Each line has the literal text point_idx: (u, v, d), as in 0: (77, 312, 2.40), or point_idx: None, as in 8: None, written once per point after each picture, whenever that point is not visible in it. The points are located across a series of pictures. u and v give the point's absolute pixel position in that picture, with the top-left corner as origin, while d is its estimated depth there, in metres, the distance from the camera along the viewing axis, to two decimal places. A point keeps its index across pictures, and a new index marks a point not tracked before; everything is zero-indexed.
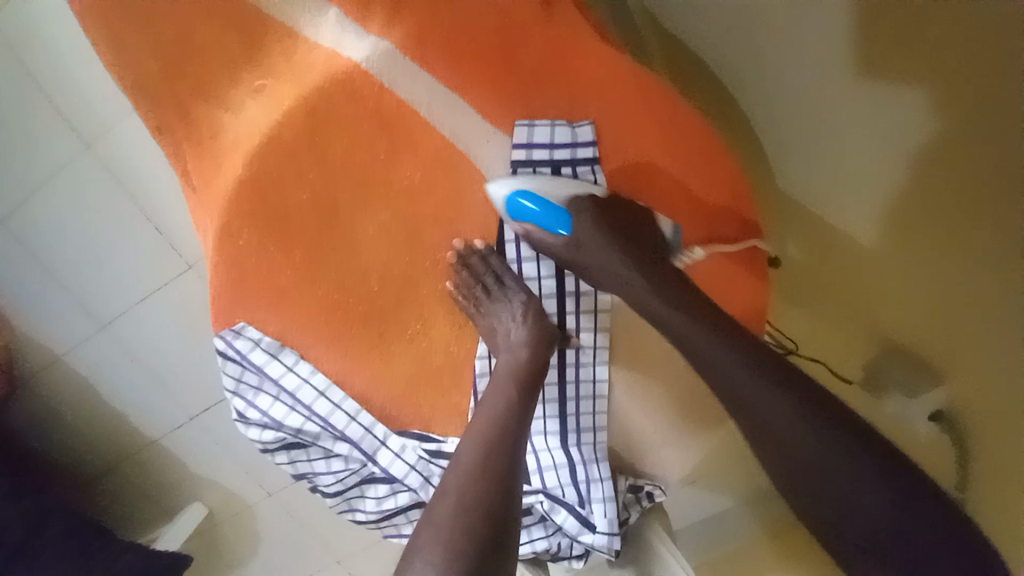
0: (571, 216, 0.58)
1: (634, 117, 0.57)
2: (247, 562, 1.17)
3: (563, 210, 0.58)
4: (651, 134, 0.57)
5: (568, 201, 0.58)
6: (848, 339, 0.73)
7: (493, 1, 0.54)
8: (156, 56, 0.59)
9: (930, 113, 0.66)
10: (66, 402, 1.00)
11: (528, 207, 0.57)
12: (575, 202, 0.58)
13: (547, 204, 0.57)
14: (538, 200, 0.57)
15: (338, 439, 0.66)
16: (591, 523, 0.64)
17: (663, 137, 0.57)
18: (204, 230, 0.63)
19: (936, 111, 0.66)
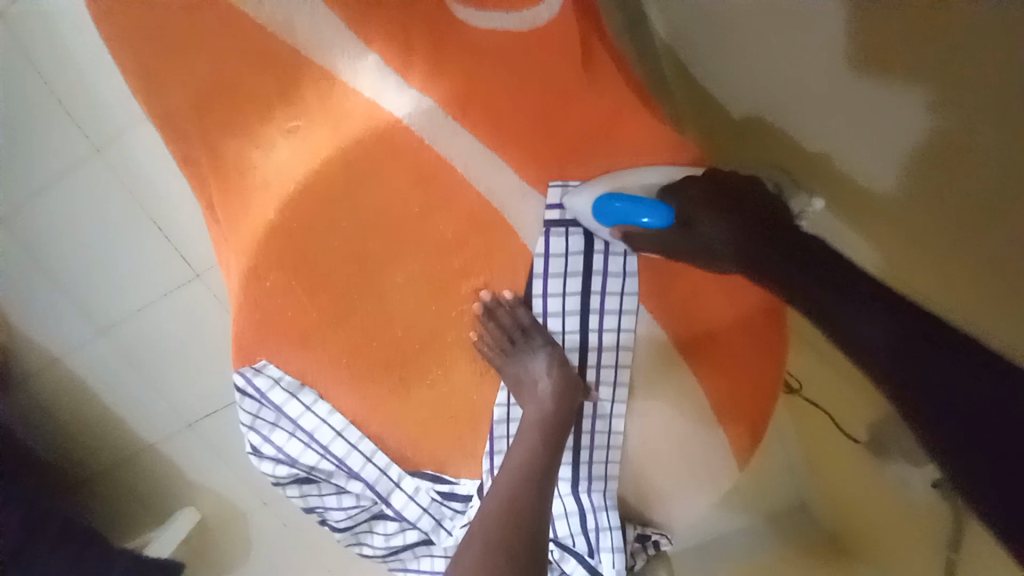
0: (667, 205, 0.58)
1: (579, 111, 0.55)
2: (233, 573, 1.12)
3: (655, 203, 0.57)
4: (591, 121, 0.56)
5: (660, 192, 0.58)
6: None
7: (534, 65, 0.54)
8: (184, 87, 0.58)
9: (929, 109, 0.46)
10: (62, 409, 0.98)
11: (622, 207, 0.57)
12: (670, 189, 0.58)
13: (648, 202, 0.57)
14: (627, 199, 0.57)
15: (351, 477, 0.67)
16: (599, 572, 0.66)
17: (602, 120, 0.56)
18: (228, 264, 0.63)
19: (938, 107, 0.46)
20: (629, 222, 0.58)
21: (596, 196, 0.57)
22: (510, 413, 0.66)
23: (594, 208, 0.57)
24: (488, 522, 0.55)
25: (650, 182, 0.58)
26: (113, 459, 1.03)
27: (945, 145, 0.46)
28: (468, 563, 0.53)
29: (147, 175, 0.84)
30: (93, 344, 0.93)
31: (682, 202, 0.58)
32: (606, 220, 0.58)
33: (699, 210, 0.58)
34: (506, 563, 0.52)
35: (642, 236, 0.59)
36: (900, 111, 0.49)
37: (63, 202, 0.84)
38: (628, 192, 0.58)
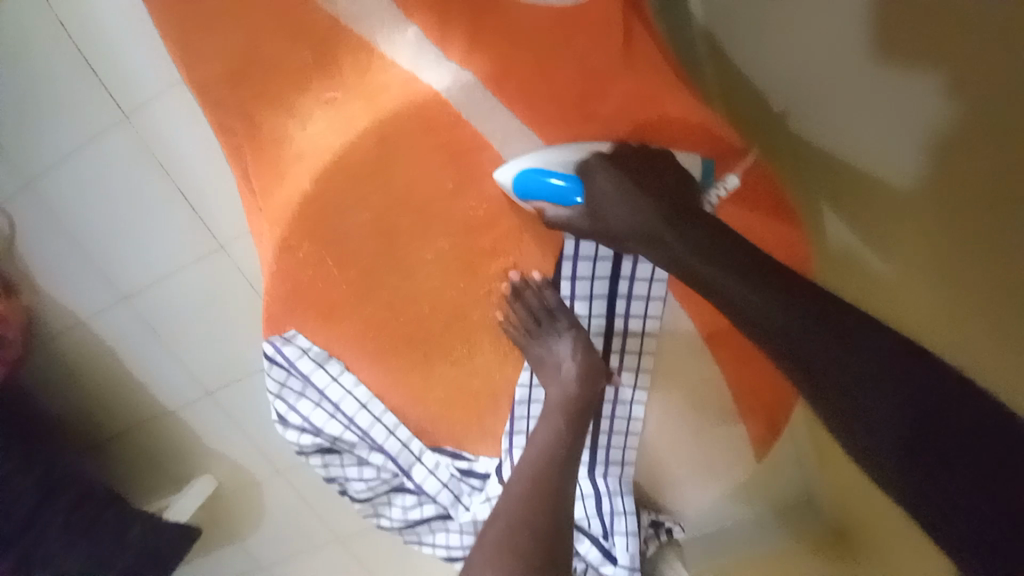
0: (582, 183, 0.55)
1: (617, 91, 0.54)
2: (247, 537, 1.16)
3: (573, 180, 0.55)
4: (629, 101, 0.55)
5: (577, 167, 0.55)
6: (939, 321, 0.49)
7: (571, 45, 0.53)
8: (225, 59, 0.59)
9: (945, 97, 0.45)
10: (87, 371, 1.01)
11: (550, 185, 0.55)
12: (589, 167, 0.55)
13: (565, 177, 0.55)
14: (551, 175, 0.54)
15: (374, 450, 0.69)
16: (613, 556, 0.66)
17: (640, 100, 0.55)
18: (260, 234, 0.64)
19: (953, 95, 0.44)
20: (552, 201, 0.56)
21: (518, 169, 0.55)
22: (531, 394, 0.67)
23: (515, 181, 0.55)
24: (511, 511, 0.57)
25: (570, 159, 0.55)
26: (137, 423, 1.06)
27: (982, 129, 0.42)
28: (490, 539, 0.56)
29: (176, 145, 0.84)
30: (121, 310, 0.95)
31: (592, 179, 0.55)
32: (528, 195, 0.56)
33: (608, 192, 0.55)
34: (530, 538, 0.54)
35: (567, 219, 0.57)
36: (915, 92, 0.47)
37: (95, 171, 0.85)
38: (557, 168, 0.55)
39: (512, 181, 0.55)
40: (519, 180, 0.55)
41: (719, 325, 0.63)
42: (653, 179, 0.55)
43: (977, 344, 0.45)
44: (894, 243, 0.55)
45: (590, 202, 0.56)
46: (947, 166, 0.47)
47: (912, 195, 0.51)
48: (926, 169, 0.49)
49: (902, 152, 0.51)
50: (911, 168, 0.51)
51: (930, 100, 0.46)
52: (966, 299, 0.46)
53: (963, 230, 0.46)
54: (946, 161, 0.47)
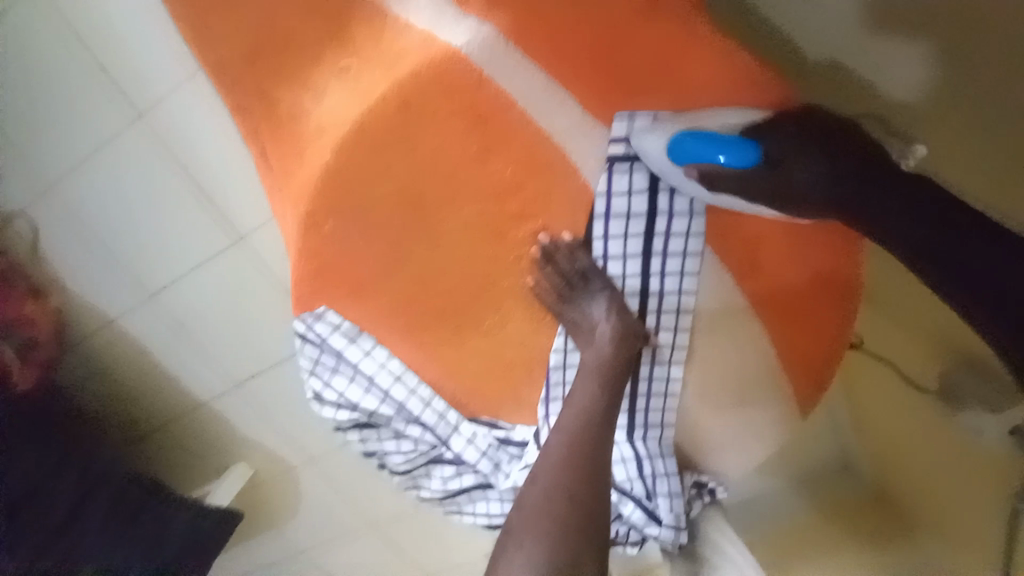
0: (757, 145, 0.54)
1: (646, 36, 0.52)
2: (289, 521, 1.19)
3: (740, 143, 0.54)
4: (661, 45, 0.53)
5: (746, 130, 0.55)
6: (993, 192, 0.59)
7: None
8: (239, 35, 0.58)
9: (937, 54, 0.57)
10: (123, 368, 1.03)
11: (701, 147, 0.53)
12: (759, 129, 0.55)
13: (729, 139, 0.53)
14: (705, 136, 0.53)
15: (410, 421, 0.70)
16: (657, 517, 0.65)
17: (674, 44, 0.53)
18: (284, 216, 0.64)
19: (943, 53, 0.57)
20: (712, 163, 0.54)
21: (670, 135, 0.54)
22: (566, 360, 0.65)
23: (667, 147, 0.54)
24: (548, 476, 0.55)
25: (732, 121, 0.55)
26: (175, 416, 1.09)
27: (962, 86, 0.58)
28: (528, 506, 0.55)
29: (191, 136, 0.83)
30: (150, 307, 0.96)
31: (767, 139, 0.55)
32: (680, 160, 0.54)
33: (788, 148, 0.55)
34: (568, 503, 0.53)
35: (727, 179, 0.55)
36: (913, 50, 0.59)
37: (113, 169, 0.85)
38: (711, 132, 0.54)
39: (666, 145, 0.54)
40: (674, 144, 0.54)
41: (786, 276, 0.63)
42: (825, 136, 0.56)
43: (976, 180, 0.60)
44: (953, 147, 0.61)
45: (766, 158, 0.55)
46: (955, 75, 0.57)
47: (938, 112, 0.61)
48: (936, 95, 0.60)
49: (922, 82, 0.60)
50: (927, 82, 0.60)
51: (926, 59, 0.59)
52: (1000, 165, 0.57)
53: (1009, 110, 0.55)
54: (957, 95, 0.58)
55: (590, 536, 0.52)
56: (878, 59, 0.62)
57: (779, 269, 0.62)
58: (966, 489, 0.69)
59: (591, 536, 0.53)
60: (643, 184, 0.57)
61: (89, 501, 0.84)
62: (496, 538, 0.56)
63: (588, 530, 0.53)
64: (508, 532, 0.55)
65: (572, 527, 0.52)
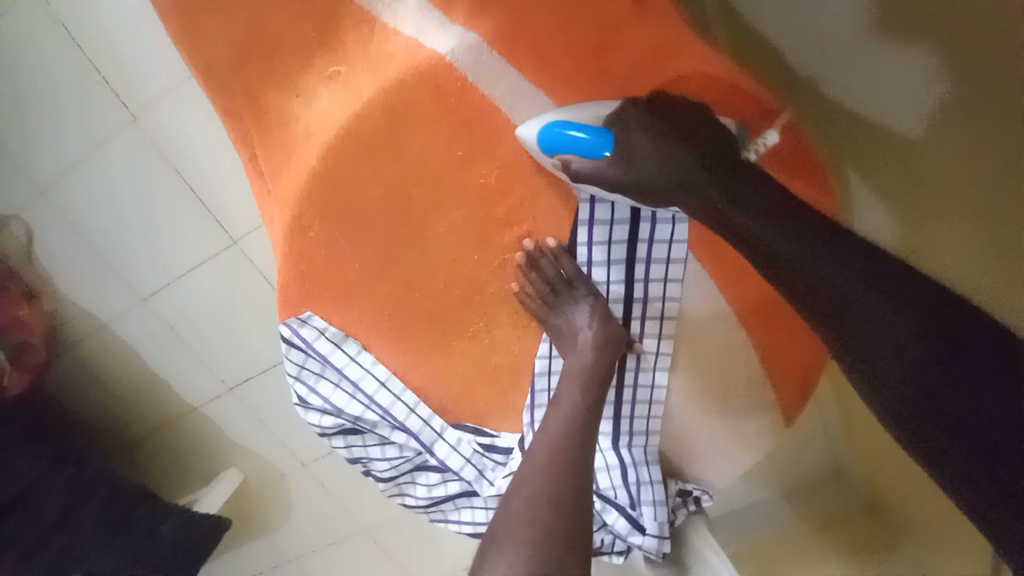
0: (612, 133, 0.54)
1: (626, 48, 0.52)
2: (276, 528, 1.18)
3: (600, 131, 0.54)
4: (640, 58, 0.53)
5: (608, 119, 0.54)
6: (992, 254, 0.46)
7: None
8: (232, 43, 0.59)
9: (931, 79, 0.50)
10: (110, 372, 1.02)
11: (575, 137, 0.53)
12: (617, 117, 0.55)
13: (593, 130, 0.54)
14: (580, 128, 0.53)
15: (395, 429, 0.69)
16: (641, 525, 0.65)
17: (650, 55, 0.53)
18: (273, 219, 0.64)
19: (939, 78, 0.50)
20: (576, 151, 0.54)
21: (542, 126, 0.54)
22: (552, 365, 0.66)
23: (539, 138, 0.54)
24: (531, 480, 0.55)
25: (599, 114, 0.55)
26: (163, 420, 1.08)
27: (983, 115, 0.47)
28: (511, 514, 0.54)
29: (186, 140, 0.84)
30: (142, 310, 0.96)
31: (626, 132, 0.55)
32: (551, 149, 0.54)
33: (643, 147, 0.55)
34: (549, 509, 0.53)
35: (595, 171, 0.55)
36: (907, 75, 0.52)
37: (107, 172, 0.86)
38: (583, 123, 0.54)
39: (538, 136, 0.54)
40: (546, 134, 0.54)
41: (746, 287, 0.62)
42: (682, 125, 0.54)
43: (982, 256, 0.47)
44: (958, 187, 0.49)
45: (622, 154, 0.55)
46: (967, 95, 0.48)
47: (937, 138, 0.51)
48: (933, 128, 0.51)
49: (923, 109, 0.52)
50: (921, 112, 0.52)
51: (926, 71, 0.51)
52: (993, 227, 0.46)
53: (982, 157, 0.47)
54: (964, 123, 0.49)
55: (574, 543, 0.51)
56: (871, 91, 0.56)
57: (738, 279, 0.62)
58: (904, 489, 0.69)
59: (574, 545, 0.51)
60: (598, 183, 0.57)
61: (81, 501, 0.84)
62: (477, 553, 0.54)
63: (572, 538, 0.52)
64: (490, 542, 0.53)
65: (553, 534, 0.51)
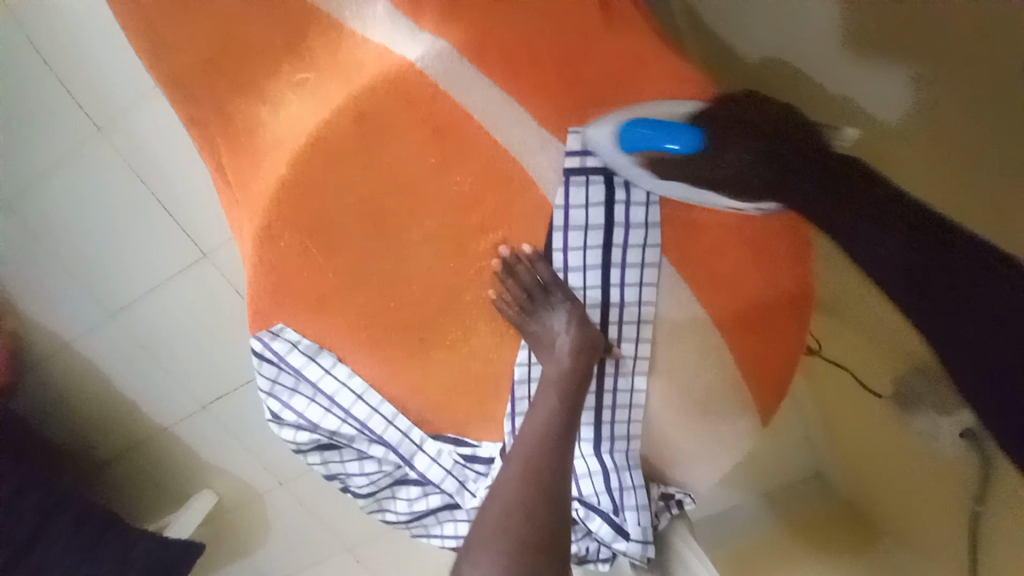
0: (699, 131, 0.55)
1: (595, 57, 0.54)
2: (254, 550, 1.14)
3: (685, 129, 0.55)
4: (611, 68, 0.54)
5: (688, 117, 0.55)
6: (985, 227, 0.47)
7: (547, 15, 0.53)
8: (198, 51, 0.58)
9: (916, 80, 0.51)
10: (73, 394, 0.98)
11: (646, 134, 0.55)
12: (703, 115, 0.56)
13: (668, 126, 0.55)
14: (652, 125, 0.54)
15: (373, 442, 0.68)
16: (625, 531, 0.64)
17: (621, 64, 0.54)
18: (242, 230, 0.63)
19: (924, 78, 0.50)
20: (654, 149, 0.55)
21: (619, 125, 0.55)
22: (530, 373, 0.66)
23: (618, 138, 0.55)
24: (509, 488, 0.54)
25: (679, 110, 0.55)
26: (132, 442, 1.04)
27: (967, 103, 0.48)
28: (486, 525, 0.53)
29: (153, 149, 0.81)
30: (107, 327, 0.92)
31: (712, 128, 0.55)
32: (628, 147, 0.56)
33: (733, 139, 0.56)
34: (524, 520, 0.52)
35: (666, 165, 0.57)
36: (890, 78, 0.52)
37: (71, 185, 0.82)
38: (656, 119, 0.55)
39: (614, 134, 0.55)
40: (623, 132, 0.55)
41: (727, 289, 0.63)
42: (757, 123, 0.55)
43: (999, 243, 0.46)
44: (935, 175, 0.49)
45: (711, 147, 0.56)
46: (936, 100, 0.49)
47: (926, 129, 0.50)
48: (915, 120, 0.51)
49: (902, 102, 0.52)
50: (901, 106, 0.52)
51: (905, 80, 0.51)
52: (981, 198, 0.47)
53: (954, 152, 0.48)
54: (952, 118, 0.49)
55: (549, 554, 0.51)
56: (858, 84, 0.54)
57: (719, 284, 0.63)
58: (913, 475, 0.69)
59: (550, 555, 0.51)
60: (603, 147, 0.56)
61: (42, 530, 0.80)
62: (454, 562, 0.53)
63: (547, 549, 0.51)
64: (465, 554, 0.53)
65: (530, 547, 0.51)
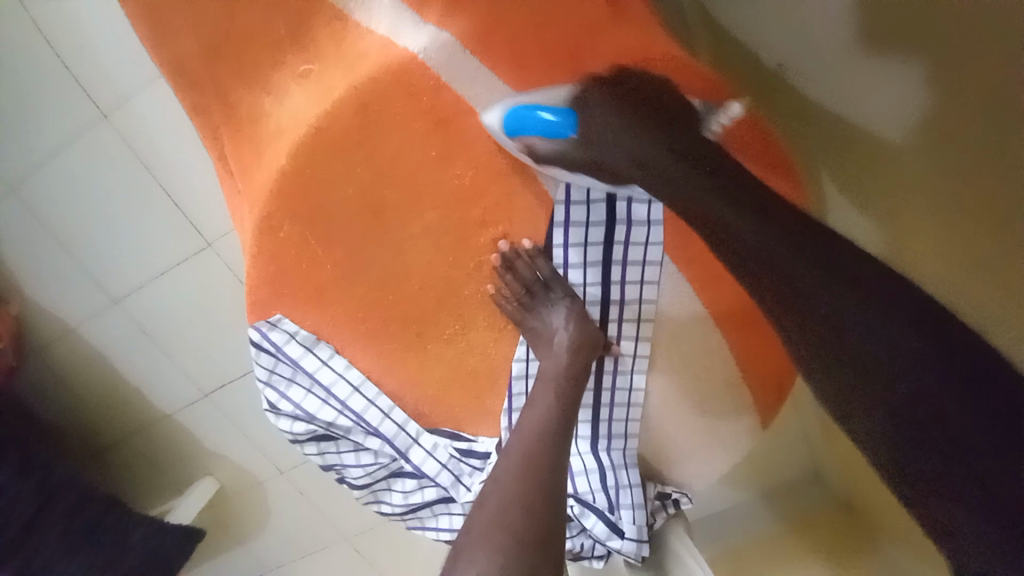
0: (575, 114, 0.54)
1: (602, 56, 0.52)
2: (254, 537, 1.15)
3: (565, 111, 0.54)
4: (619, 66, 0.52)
5: (569, 98, 0.54)
6: (965, 271, 0.33)
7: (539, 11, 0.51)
8: (200, 39, 0.58)
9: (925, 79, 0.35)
10: (77, 379, 0.99)
11: (542, 120, 0.54)
12: (582, 93, 0.54)
13: (557, 112, 0.54)
14: (539, 109, 0.53)
15: (370, 434, 0.68)
16: (619, 529, 0.64)
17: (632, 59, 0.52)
18: (243, 219, 0.63)
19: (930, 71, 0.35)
20: (541, 134, 0.54)
21: (508, 108, 0.53)
22: (529, 369, 0.66)
23: (505, 122, 0.53)
24: (504, 483, 0.54)
25: (563, 91, 0.54)
26: (133, 427, 1.05)
27: (959, 96, 0.33)
28: (483, 520, 0.52)
29: (156, 137, 0.81)
30: (110, 314, 0.93)
31: (587, 113, 0.54)
32: (515, 133, 0.54)
33: (608, 129, 0.54)
34: (523, 515, 0.52)
35: (553, 150, 0.55)
36: (894, 61, 0.37)
37: (76, 170, 0.83)
38: (547, 104, 0.54)
39: (503, 118, 0.53)
40: (512, 116, 0.53)
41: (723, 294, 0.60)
42: (656, 109, 0.53)
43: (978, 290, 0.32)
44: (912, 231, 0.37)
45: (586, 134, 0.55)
46: (947, 96, 0.34)
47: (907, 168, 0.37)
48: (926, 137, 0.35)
49: (909, 108, 0.37)
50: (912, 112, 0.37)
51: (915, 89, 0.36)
52: (980, 218, 0.32)
53: (986, 139, 0.31)
54: (952, 148, 0.34)
55: (547, 549, 0.51)
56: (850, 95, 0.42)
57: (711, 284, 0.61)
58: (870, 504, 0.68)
59: (547, 549, 0.51)
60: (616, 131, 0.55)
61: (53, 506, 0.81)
62: (448, 562, 0.53)
63: (545, 544, 0.51)
64: (460, 550, 0.52)
65: (525, 543, 0.50)
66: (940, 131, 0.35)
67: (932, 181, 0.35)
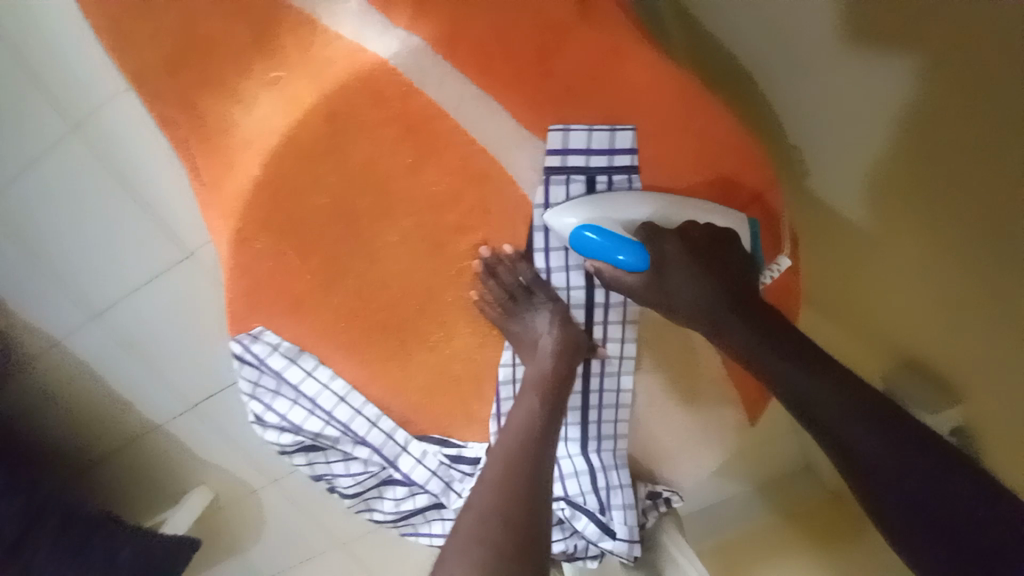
0: (643, 246, 0.56)
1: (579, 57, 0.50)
2: (251, 545, 1.15)
3: (633, 244, 0.55)
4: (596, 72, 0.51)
5: (642, 230, 0.56)
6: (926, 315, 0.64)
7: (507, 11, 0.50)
8: (163, 49, 0.56)
9: (907, 73, 0.56)
10: (60, 395, 0.97)
11: (592, 241, 0.54)
12: (645, 229, 0.56)
13: (618, 239, 0.55)
14: (603, 233, 0.54)
15: (358, 443, 0.68)
16: (611, 530, 0.63)
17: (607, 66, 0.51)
18: (216, 231, 0.62)
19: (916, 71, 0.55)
20: (605, 260, 0.56)
21: (576, 226, 0.55)
22: (515, 373, 0.66)
23: (571, 237, 0.55)
24: (484, 494, 0.54)
25: (632, 222, 0.56)
26: (122, 441, 1.04)
27: (907, 152, 0.59)
28: (462, 532, 0.52)
29: (129, 147, 0.79)
30: (89, 329, 0.92)
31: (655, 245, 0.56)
32: (583, 252, 0.56)
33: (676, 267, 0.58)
34: (501, 527, 0.51)
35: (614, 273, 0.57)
36: (887, 76, 0.58)
37: (49, 183, 0.81)
38: (609, 226, 0.55)
39: (571, 230, 0.55)
40: (575, 233, 0.55)
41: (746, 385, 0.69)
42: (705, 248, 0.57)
43: (973, 338, 0.58)
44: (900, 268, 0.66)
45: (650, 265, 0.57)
46: (922, 108, 0.56)
47: (884, 207, 0.65)
48: (871, 195, 0.65)
49: (853, 173, 0.66)
50: (857, 171, 0.65)
51: (895, 80, 0.57)
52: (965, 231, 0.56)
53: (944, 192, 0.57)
54: (910, 157, 0.59)
55: (527, 559, 0.50)
56: (838, 146, 0.66)
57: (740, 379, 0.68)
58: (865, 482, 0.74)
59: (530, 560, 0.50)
60: (604, 145, 0.53)
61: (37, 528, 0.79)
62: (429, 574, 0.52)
63: (527, 554, 0.50)
64: (439, 564, 0.51)
65: (503, 557, 0.49)
66: (900, 141, 0.60)
67: (896, 195, 0.63)
